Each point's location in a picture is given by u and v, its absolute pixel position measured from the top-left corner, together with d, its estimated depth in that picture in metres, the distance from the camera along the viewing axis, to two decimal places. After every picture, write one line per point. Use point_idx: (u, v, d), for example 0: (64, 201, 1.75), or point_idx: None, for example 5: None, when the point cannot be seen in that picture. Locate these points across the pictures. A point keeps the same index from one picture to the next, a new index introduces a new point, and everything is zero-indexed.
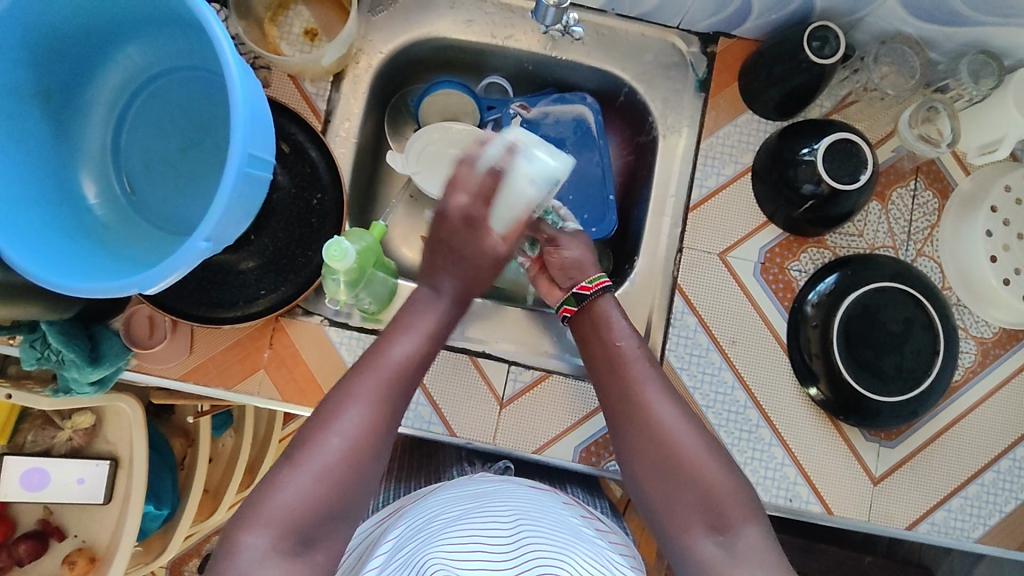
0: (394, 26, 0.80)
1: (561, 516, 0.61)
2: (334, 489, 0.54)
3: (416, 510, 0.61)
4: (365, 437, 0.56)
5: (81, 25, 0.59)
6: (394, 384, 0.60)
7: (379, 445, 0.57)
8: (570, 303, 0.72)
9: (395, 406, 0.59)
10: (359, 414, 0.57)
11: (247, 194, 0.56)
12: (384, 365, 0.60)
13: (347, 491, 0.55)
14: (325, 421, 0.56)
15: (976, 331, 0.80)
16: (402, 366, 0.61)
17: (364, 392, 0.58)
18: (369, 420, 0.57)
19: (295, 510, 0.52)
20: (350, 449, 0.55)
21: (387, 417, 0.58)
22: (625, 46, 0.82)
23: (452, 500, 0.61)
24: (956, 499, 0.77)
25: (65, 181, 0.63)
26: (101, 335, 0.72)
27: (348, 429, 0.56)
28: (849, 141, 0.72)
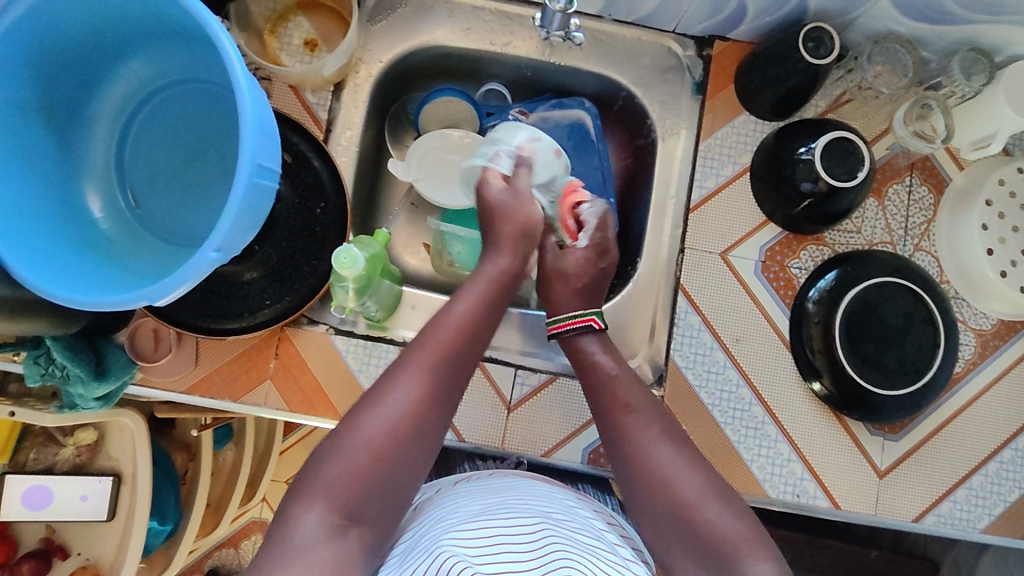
0: (393, 35, 0.81)
1: (576, 514, 0.61)
2: (387, 458, 0.53)
3: (445, 502, 0.61)
4: (421, 407, 0.56)
5: (86, 41, 0.59)
6: (455, 357, 0.60)
7: (430, 417, 0.56)
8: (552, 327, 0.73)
9: (456, 381, 0.59)
10: (415, 385, 0.57)
11: (257, 203, 0.56)
12: (447, 338, 0.60)
13: (400, 463, 0.54)
14: (382, 391, 0.56)
15: (975, 323, 0.81)
16: (463, 340, 0.61)
17: (422, 363, 0.58)
18: (427, 392, 0.57)
19: (345, 481, 0.52)
20: (405, 419, 0.55)
21: (445, 390, 0.58)
22: (622, 51, 0.83)
23: (477, 495, 0.61)
24: (961, 490, 0.78)
25: (70, 196, 0.63)
26: (106, 349, 0.72)
27: (404, 398, 0.56)
28: (846, 139, 0.73)
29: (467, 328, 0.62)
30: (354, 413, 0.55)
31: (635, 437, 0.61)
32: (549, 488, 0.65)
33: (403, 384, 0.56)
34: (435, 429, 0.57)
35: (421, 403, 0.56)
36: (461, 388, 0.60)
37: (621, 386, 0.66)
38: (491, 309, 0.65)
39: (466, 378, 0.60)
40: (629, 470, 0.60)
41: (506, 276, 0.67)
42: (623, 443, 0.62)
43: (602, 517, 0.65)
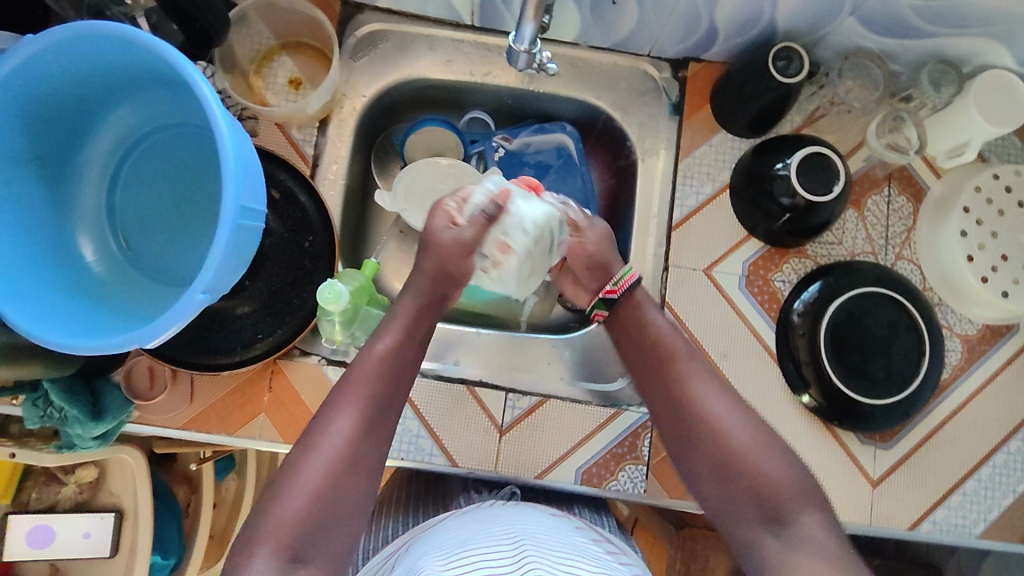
0: (375, 70, 0.83)
1: (569, 538, 0.62)
2: (328, 497, 0.55)
3: (424, 540, 0.62)
4: (356, 446, 0.58)
5: (76, 92, 0.61)
6: (383, 392, 0.61)
7: (364, 453, 0.58)
8: (600, 308, 0.72)
9: (385, 415, 0.61)
10: (349, 423, 0.58)
11: (243, 244, 0.58)
12: (373, 373, 0.62)
13: (341, 500, 0.56)
14: (316, 432, 0.58)
15: (960, 329, 0.82)
16: (390, 376, 0.62)
17: (354, 402, 0.60)
18: (360, 431, 0.58)
19: (292, 524, 0.53)
20: (341, 455, 0.57)
21: (376, 426, 0.60)
22: (600, 75, 0.85)
23: (460, 527, 0.62)
24: (955, 496, 0.79)
25: (62, 243, 0.64)
26: (102, 389, 0.73)
27: (339, 438, 0.57)
28: (821, 155, 0.74)
29: (394, 363, 0.63)
30: (291, 457, 0.57)
31: (684, 392, 0.62)
32: (534, 511, 0.66)
33: (336, 423, 0.58)
34: (375, 464, 0.59)
35: (355, 443, 0.58)
36: (391, 422, 0.62)
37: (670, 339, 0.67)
38: (415, 339, 0.66)
39: (395, 411, 0.62)
40: (683, 430, 0.62)
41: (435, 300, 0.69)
42: (674, 402, 0.63)
43: (588, 535, 0.66)
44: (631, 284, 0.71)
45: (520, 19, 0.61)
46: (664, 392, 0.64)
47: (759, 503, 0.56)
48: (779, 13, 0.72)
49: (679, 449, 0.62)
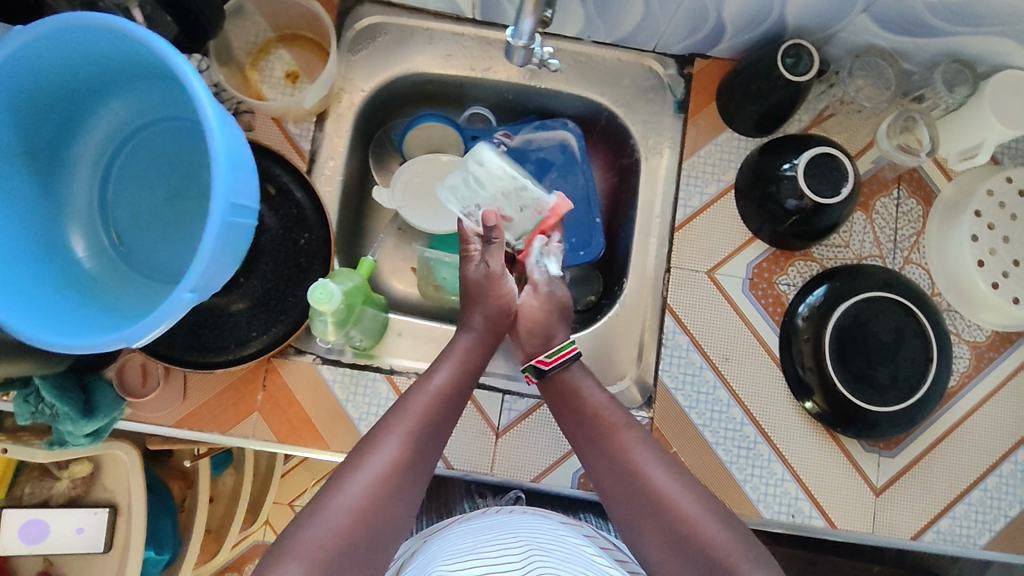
0: (374, 64, 0.81)
1: (574, 546, 0.63)
2: (366, 517, 0.55)
3: (433, 545, 0.65)
4: (401, 471, 0.59)
5: (67, 84, 0.59)
6: (432, 425, 0.63)
7: (406, 484, 0.59)
8: (531, 372, 0.70)
9: (430, 448, 0.62)
10: (398, 449, 0.60)
11: (234, 240, 0.56)
12: (427, 405, 0.64)
13: (379, 522, 0.56)
14: (364, 452, 0.59)
15: (969, 335, 0.80)
16: (440, 410, 0.65)
17: (404, 429, 0.61)
18: (407, 458, 0.60)
19: (329, 540, 0.53)
20: (383, 483, 0.57)
21: (422, 456, 0.61)
22: (604, 71, 0.83)
23: (468, 533, 0.65)
24: (960, 506, 0.77)
25: (54, 238, 0.63)
26: (94, 386, 0.72)
27: (386, 464, 0.59)
28: (829, 155, 0.72)
29: (445, 400, 0.65)
30: (337, 474, 0.58)
31: (629, 462, 0.62)
32: (544, 519, 0.68)
33: (384, 447, 0.59)
34: (412, 494, 0.59)
35: (401, 468, 0.59)
36: (435, 455, 0.63)
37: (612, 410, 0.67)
38: (466, 381, 0.68)
39: (439, 446, 0.64)
40: (625, 499, 0.61)
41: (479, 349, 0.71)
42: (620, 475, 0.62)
43: (596, 544, 0.67)
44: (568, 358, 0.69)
45: (518, 14, 0.59)
46: (605, 470, 0.63)
47: (702, 566, 0.56)
48: (788, 10, 0.70)
49: (623, 517, 0.61)
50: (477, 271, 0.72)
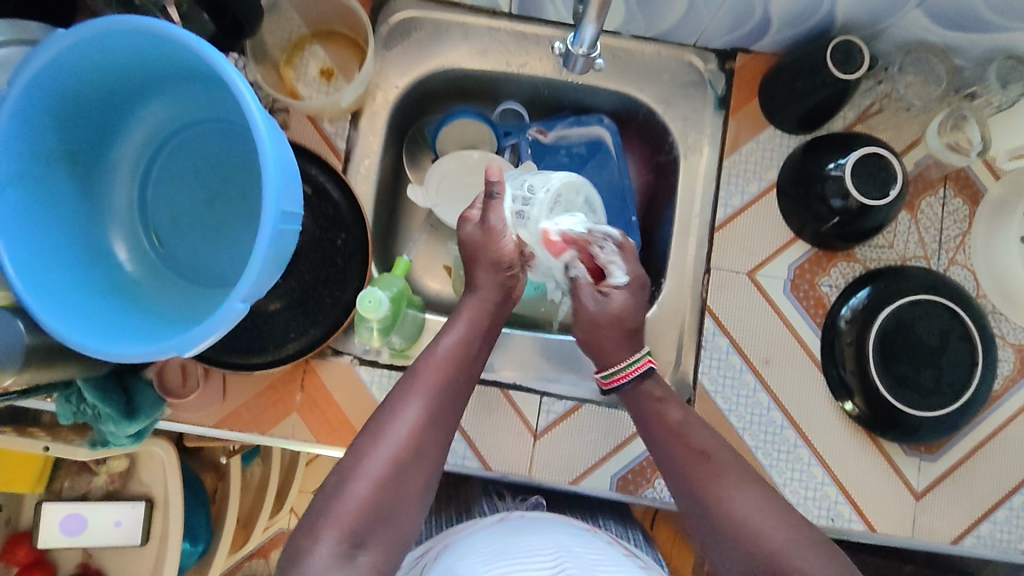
0: (409, 59, 0.80)
1: (601, 557, 0.63)
2: (392, 484, 0.56)
3: (460, 543, 0.65)
4: (421, 435, 0.59)
5: (109, 85, 0.59)
6: (448, 388, 0.63)
7: (424, 461, 0.59)
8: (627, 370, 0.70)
9: (448, 411, 0.63)
10: (416, 414, 0.60)
11: (283, 245, 0.56)
12: (442, 368, 0.64)
13: (402, 488, 0.57)
14: (380, 431, 0.59)
15: (1014, 338, 0.78)
16: (455, 376, 0.64)
17: (422, 393, 0.62)
18: (427, 422, 0.60)
19: (355, 508, 0.54)
20: (403, 455, 0.58)
21: (436, 431, 0.61)
22: (641, 67, 0.82)
23: (497, 535, 0.65)
24: (1001, 511, 0.76)
25: (95, 241, 0.63)
26: (135, 387, 0.71)
27: (411, 427, 0.59)
28: (877, 155, 0.71)
29: (459, 363, 0.65)
30: (355, 447, 0.58)
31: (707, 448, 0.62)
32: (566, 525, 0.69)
33: (404, 412, 0.60)
34: (434, 457, 0.60)
35: (420, 433, 0.59)
36: (451, 423, 0.63)
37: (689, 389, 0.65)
38: (479, 342, 0.68)
39: (456, 407, 0.64)
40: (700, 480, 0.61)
41: (494, 307, 0.70)
42: (700, 456, 0.62)
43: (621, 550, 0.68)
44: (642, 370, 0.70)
45: (581, 22, 0.59)
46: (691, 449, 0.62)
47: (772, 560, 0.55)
48: (839, 4, 0.68)
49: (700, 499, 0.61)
50: (474, 231, 0.71)
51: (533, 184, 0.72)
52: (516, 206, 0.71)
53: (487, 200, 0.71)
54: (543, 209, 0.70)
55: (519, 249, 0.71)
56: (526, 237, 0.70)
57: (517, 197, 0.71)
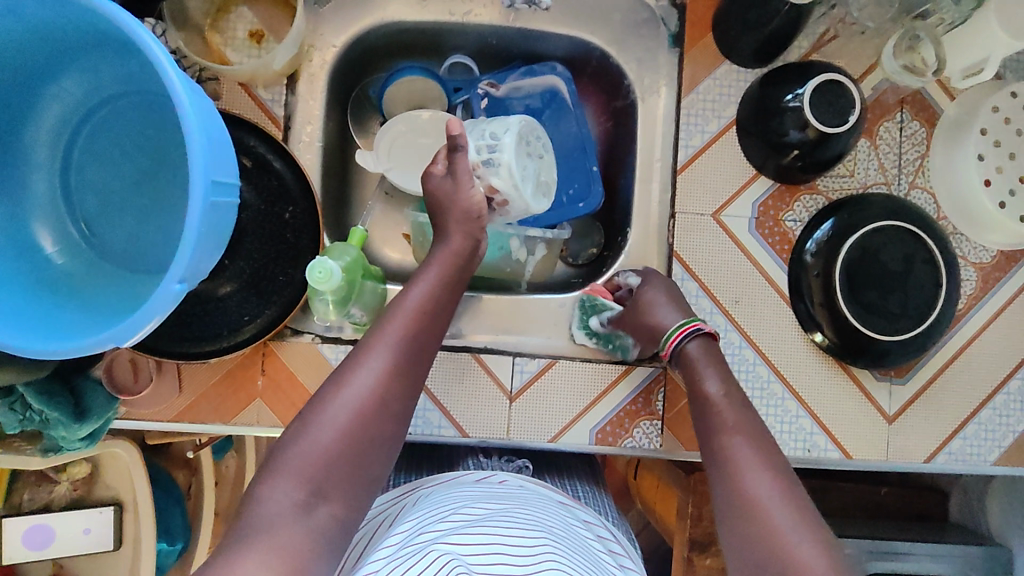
0: (344, 15, 0.75)
1: (571, 532, 0.62)
2: (361, 443, 0.54)
3: (433, 502, 0.63)
4: (384, 391, 0.57)
5: (10, 61, 0.53)
6: (417, 341, 0.61)
7: (387, 420, 0.56)
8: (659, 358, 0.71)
9: (418, 366, 0.60)
10: (378, 375, 0.57)
11: (219, 221, 0.52)
12: (409, 321, 0.61)
13: (365, 445, 0.54)
14: (338, 387, 0.56)
15: (975, 257, 0.79)
16: (422, 324, 0.62)
17: (388, 345, 0.59)
18: (396, 379, 0.58)
19: (310, 467, 0.52)
20: (362, 413, 0.55)
21: (402, 389, 0.58)
22: (591, 8, 0.78)
23: (473, 497, 0.63)
24: (970, 426, 0.78)
25: (15, 231, 0.58)
26: (83, 388, 0.64)
27: (382, 383, 0.57)
28: (834, 82, 0.69)
29: (427, 315, 0.63)
30: (312, 403, 0.56)
31: None
32: (544, 497, 0.67)
33: (368, 364, 0.57)
34: (405, 413, 0.58)
35: (384, 388, 0.57)
36: (420, 380, 0.60)
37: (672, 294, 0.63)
38: (445, 293, 0.66)
39: (427, 360, 0.62)
40: None
41: (460, 257, 0.67)
42: None
43: (589, 527, 0.67)
44: (682, 337, 0.67)
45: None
46: None
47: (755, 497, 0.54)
48: None
49: None
50: (443, 183, 0.68)
51: (494, 131, 0.72)
52: (483, 154, 0.70)
53: (450, 154, 0.68)
54: (513, 152, 0.70)
55: (488, 197, 0.71)
56: (500, 184, 0.70)
57: (482, 146, 0.71)
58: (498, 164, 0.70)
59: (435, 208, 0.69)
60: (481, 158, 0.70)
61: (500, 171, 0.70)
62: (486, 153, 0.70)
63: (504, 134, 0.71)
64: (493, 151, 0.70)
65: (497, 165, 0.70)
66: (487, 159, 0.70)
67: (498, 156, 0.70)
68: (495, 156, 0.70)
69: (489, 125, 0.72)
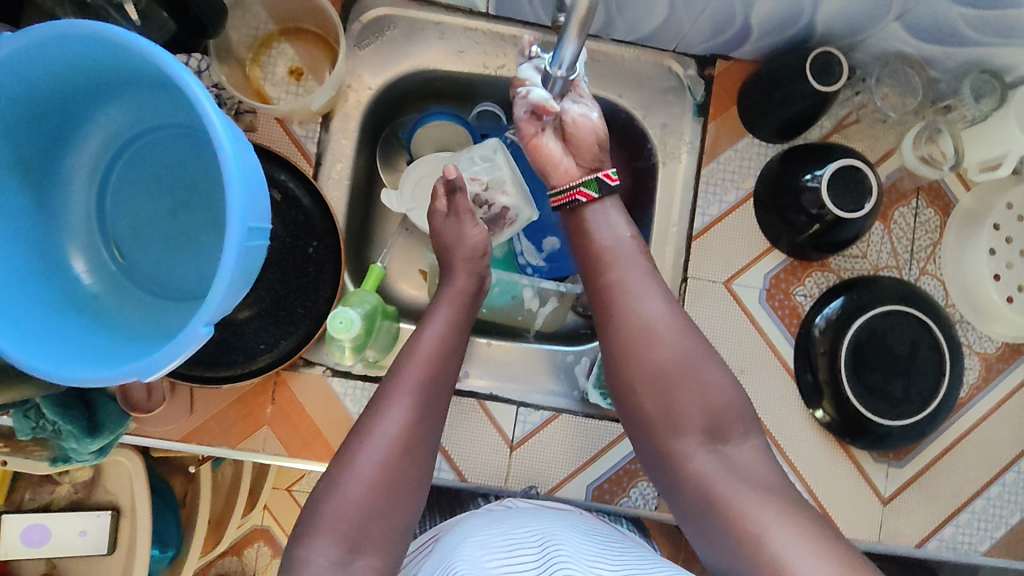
0: (382, 59, 0.77)
1: (576, 529, 0.64)
2: (382, 488, 0.56)
3: (453, 536, 0.63)
4: (409, 439, 0.59)
5: (63, 93, 0.55)
6: (436, 382, 0.63)
7: (412, 466, 0.58)
8: (588, 188, 0.69)
9: (438, 406, 0.62)
10: (401, 422, 0.59)
11: (250, 263, 0.53)
12: (428, 361, 0.63)
13: (394, 497, 0.57)
14: (363, 437, 0.58)
15: (979, 346, 0.80)
16: (442, 365, 0.64)
17: (409, 391, 0.61)
18: (415, 418, 0.60)
19: (339, 517, 0.54)
20: (388, 465, 0.57)
21: (424, 437, 0.60)
22: (619, 71, 0.80)
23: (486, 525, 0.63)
24: (963, 514, 0.78)
25: (51, 253, 0.60)
26: (98, 403, 0.68)
27: (399, 419, 0.59)
28: (854, 167, 0.71)
29: (443, 354, 0.65)
30: (342, 458, 0.58)
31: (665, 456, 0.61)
32: (549, 510, 0.68)
33: (393, 412, 0.59)
34: (425, 453, 0.60)
35: (410, 437, 0.59)
36: (441, 422, 0.62)
37: (673, 345, 0.62)
38: (460, 332, 0.68)
39: (446, 399, 0.64)
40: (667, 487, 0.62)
41: (466, 295, 0.71)
42: (666, 465, 0.61)
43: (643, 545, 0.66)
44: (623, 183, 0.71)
45: (560, 39, 0.52)
46: (659, 457, 0.62)
47: None
48: (820, 13, 0.67)
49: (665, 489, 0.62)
50: (447, 223, 0.73)
51: (483, 155, 0.80)
52: (485, 180, 0.79)
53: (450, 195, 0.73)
54: (509, 169, 0.79)
55: (501, 215, 0.80)
56: (510, 201, 0.79)
57: (481, 172, 0.79)
58: (501, 185, 0.79)
59: (443, 249, 0.72)
60: (484, 181, 0.79)
61: (504, 189, 0.79)
62: (486, 177, 0.79)
63: (495, 156, 0.80)
64: (492, 172, 0.79)
65: (499, 185, 0.79)
66: (489, 181, 0.79)
67: (496, 176, 0.79)
68: (497, 179, 0.79)
69: (474, 152, 0.80)
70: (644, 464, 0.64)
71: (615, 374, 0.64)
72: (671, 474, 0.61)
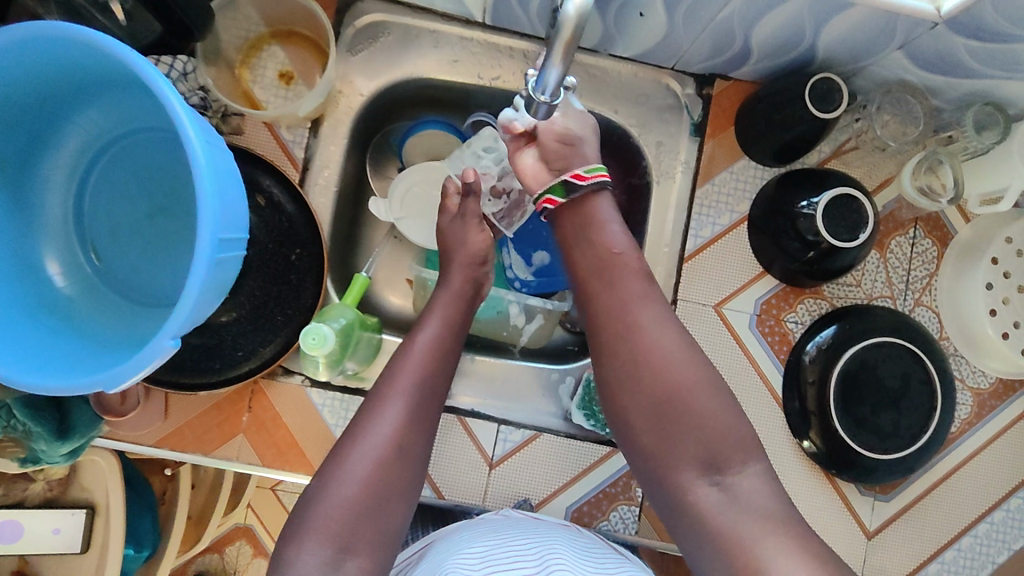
0: (374, 66, 0.76)
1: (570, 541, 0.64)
2: (365, 501, 0.55)
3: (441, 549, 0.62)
4: (394, 450, 0.57)
5: (39, 93, 0.54)
6: (426, 391, 0.62)
7: (398, 476, 0.57)
8: (555, 193, 0.68)
9: (429, 415, 0.61)
10: (386, 434, 0.58)
11: (222, 273, 0.52)
12: (421, 363, 0.63)
13: (377, 509, 0.55)
14: (348, 447, 0.57)
15: (972, 381, 0.78)
16: (432, 372, 0.63)
17: (397, 398, 0.60)
18: (401, 429, 0.58)
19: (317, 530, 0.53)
20: (373, 475, 0.56)
21: (411, 448, 0.58)
22: (615, 87, 0.78)
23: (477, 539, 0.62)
24: (949, 551, 0.77)
25: (25, 254, 0.59)
26: (70, 405, 0.67)
27: (381, 435, 0.58)
28: (850, 196, 0.69)
29: (435, 359, 0.64)
30: (326, 470, 0.56)
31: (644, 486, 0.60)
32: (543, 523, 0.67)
33: (381, 420, 0.58)
34: (411, 466, 0.58)
35: (396, 448, 0.57)
36: (431, 432, 0.61)
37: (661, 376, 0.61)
38: (452, 339, 0.67)
39: (437, 407, 0.62)
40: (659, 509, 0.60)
41: (461, 297, 0.69)
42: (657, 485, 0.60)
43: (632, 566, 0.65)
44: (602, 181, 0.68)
45: (545, 64, 0.51)
46: (650, 480, 0.61)
47: None
48: (821, 38, 0.66)
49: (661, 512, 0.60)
50: (453, 225, 0.72)
51: (485, 146, 0.78)
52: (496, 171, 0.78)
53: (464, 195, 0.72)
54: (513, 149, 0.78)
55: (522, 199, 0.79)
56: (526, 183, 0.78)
57: (490, 164, 0.78)
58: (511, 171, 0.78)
59: None
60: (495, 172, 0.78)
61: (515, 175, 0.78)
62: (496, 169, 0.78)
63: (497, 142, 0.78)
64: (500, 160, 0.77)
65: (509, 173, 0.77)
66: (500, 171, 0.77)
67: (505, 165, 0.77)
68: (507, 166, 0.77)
69: (476, 145, 0.78)
70: (642, 482, 0.63)
71: (608, 398, 0.63)
72: (662, 497, 0.60)
